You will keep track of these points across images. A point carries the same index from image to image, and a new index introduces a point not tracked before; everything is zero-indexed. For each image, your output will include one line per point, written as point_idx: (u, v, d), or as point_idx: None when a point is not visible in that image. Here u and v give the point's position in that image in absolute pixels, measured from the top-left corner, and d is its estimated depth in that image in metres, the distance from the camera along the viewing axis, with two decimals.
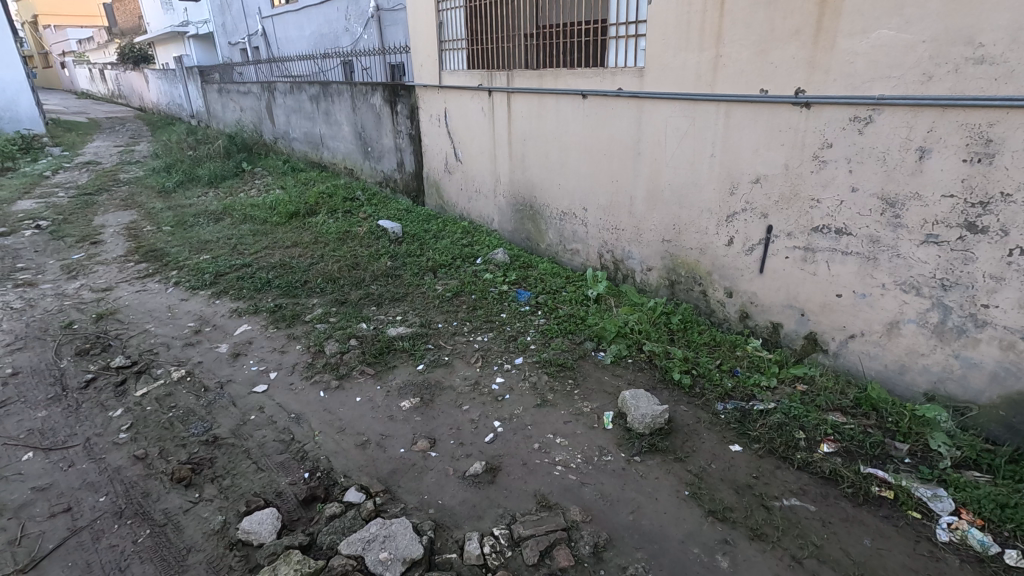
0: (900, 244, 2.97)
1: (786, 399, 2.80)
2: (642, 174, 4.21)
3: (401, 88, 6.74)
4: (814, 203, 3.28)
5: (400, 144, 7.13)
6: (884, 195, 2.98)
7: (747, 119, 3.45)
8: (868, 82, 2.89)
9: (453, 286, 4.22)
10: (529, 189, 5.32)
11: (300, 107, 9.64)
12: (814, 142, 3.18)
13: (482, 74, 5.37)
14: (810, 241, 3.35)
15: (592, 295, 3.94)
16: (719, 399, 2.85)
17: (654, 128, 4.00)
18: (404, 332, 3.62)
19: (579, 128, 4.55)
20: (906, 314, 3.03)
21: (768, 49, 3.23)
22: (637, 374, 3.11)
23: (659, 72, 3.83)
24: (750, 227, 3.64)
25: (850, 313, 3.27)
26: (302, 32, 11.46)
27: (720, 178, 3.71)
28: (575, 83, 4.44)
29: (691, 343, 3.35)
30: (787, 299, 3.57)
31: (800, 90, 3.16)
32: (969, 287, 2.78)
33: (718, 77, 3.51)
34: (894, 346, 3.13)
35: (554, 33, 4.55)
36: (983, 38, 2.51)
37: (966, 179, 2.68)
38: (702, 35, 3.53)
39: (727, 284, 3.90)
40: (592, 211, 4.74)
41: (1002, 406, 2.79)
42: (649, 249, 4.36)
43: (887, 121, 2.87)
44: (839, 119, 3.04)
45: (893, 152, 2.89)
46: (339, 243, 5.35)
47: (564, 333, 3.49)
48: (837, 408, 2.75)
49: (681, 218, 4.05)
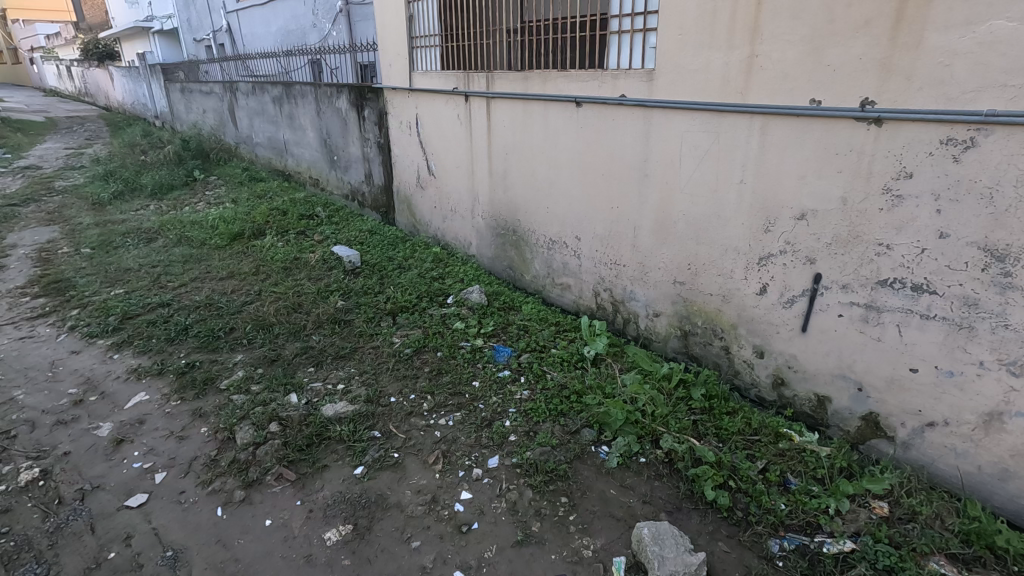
0: (1009, 312, 2.09)
1: (868, 536, 2.04)
2: (649, 201, 3.31)
3: (367, 91, 5.89)
4: (882, 248, 2.37)
5: (368, 153, 6.27)
6: (987, 245, 2.10)
7: (790, 137, 2.56)
8: (972, 92, 2.01)
9: (414, 340, 3.39)
10: (512, 212, 4.44)
11: (263, 109, 8.71)
12: (885, 170, 2.29)
13: (458, 77, 4.52)
14: (874, 297, 2.45)
15: (590, 355, 3.13)
16: (772, 534, 2.09)
17: (666, 145, 3.11)
18: (343, 412, 2.77)
19: (572, 141, 3.68)
20: (1016, 405, 2.14)
21: (823, 47, 2.35)
22: (653, 486, 2.33)
23: (673, 75, 2.96)
24: (791, 273, 2.71)
25: (930, 395, 2.36)
26: (269, 28, 10.53)
27: (753, 211, 2.80)
28: (567, 87, 3.58)
29: (721, 433, 2.55)
30: (840, 367, 2.64)
31: (868, 102, 2.27)
32: None
33: (752, 83, 2.63)
34: (992, 444, 2.23)
35: (541, 28, 3.69)
36: None
37: None
38: (732, 27, 2.65)
39: (758, 341, 2.96)
40: (587, 241, 3.83)
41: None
42: (656, 290, 3.43)
43: (999, 146, 1.99)
44: (924, 142, 2.16)
45: (1005, 188, 2.01)
46: (284, 276, 4.47)
47: (553, 417, 2.69)
48: (941, 551, 2.00)
49: (699, 257, 3.13)
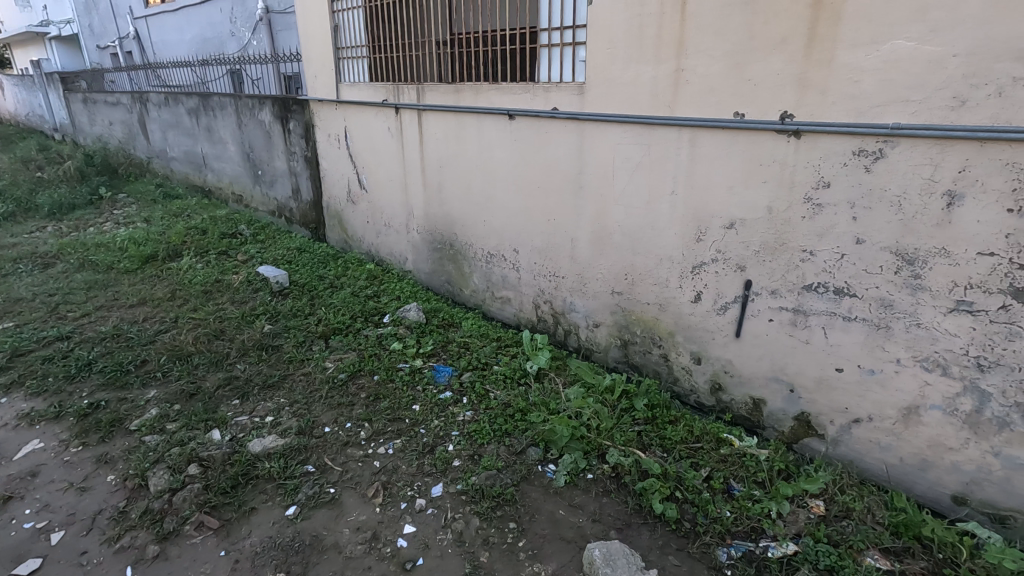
0: (921, 311, 2.20)
1: (808, 536, 2.09)
2: (585, 212, 3.31)
3: (292, 102, 5.64)
4: (806, 255, 2.47)
5: (295, 167, 5.99)
6: (898, 249, 2.21)
7: (718, 149, 2.62)
8: (879, 106, 2.13)
9: (349, 364, 3.22)
10: (449, 225, 4.34)
11: (178, 122, 8.15)
12: (806, 180, 2.39)
13: (387, 89, 4.39)
14: (800, 301, 2.53)
15: (533, 370, 3.08)
16: (719, 542, 2.11)
17: (600, 157, 3.13)
18: (273, 447, 2.58)
19: (507, 154, 3.65)
20: (930, 399, 2.25)
21: (745, 62, 2.43)
22: (602, 503, 2.30)
23: (603, 88, 2.99)
24: (723, 281, 2.78)
25: (855, 393, 2.46)
26: (182, 35, 9.93)
27: (685, 221, 2.85)
28: (500, 100, 3.55)
29: (665, 442, 2.56)
30: (772, 370, 2.71)
31: (787, 115, 2.37)
32: (1015, 370, 2.03)
33: (680, 96, 2.69)
34: (912, 436, 2.33)
35: (470, 40, 3.64)
36: None
37: (1013, 233, 1.95)
38: (658, 42, 2.70)
39: (695, 348, 3.00)
40: (525, 253, 3.79)
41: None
42: (596, 301, 3.43)
43: (905, 156, 2.11)
44: (839, 153, 2.27)
45: (912, 196, 2.13)
46: (204, 300, 4.15)
47: (498, 437, 2.63)
48: (875, 546, 2.07)
49: (636, 267, 3.16)
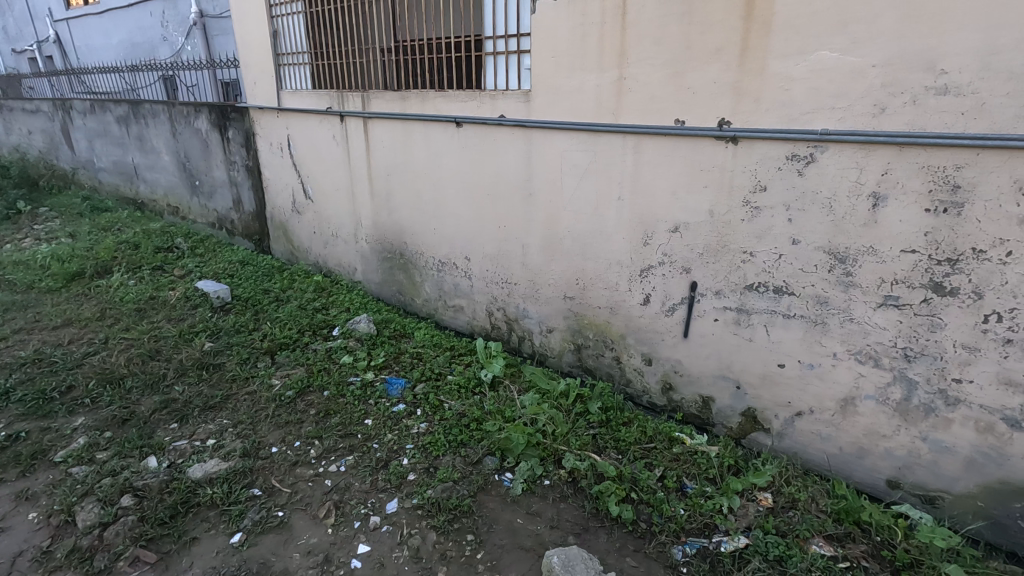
0: (853, 307, 2.32)
1: (758, 529, 2.16)
2: (536, 219, 3.33)
3: (230, 110, 5.43)
4: (746, 256, 2.56)
5: (235, 177, 5.76)
6: (831, 248, 2.32)
7: (661, 155, 2.69)
8: (809, 113, 2.24)
9: (296, 380, 3.11)
10: (398, 234, 4.26)
11: (105, 130, 7.70)
12: (744, 184, 2.48)
13: (331, 96, 4.29)
14: (743, 301, 2.62)
15: (487, 379, 3.06)
16: (675, 541, 2.14)
17: (548, 164, 3.15)
18: (215, 471, 2.45)
19: (456, 161, 3.62)
20: (864, 389, 2.37)
21: (683, 70, 2.51)
22: (559, 509, 2.30)
23: (549, 95, 3.02)
24: (670, 283, 2.85)
25: (796, 387, 2.56)
26: (108, 39, 9.41)
27: (632, 225, 2.91)
28: (447, 107, 3.53)
29: (620, 444, 2.60)
30: (719, 368, 2.79)
31: (724, 122, 2.45)
32: (938, 359, 2.17)
33: (623, 104, 2.75)
34: (849, 426, 2.45)
35: (415, 47, 3.60)
36: (946, 63, 1.93)
37: (930, 232, 2.08)
38: (601, 51, 2.75)
39: (646, 349, 3.05)
40: (477, 260, 3.77)
41: (982, 497, 2.18)
42: (548, 307, 3.44)
43: (833, 160, 2.23)
44: (773, 158, 2.37)
45: (841, 199, 2.25)
46: (138, 318, 3.92)
47: (453, 448, 2.59)
48: (820, 534, 2.16)
49: (586, 272, 3.19)
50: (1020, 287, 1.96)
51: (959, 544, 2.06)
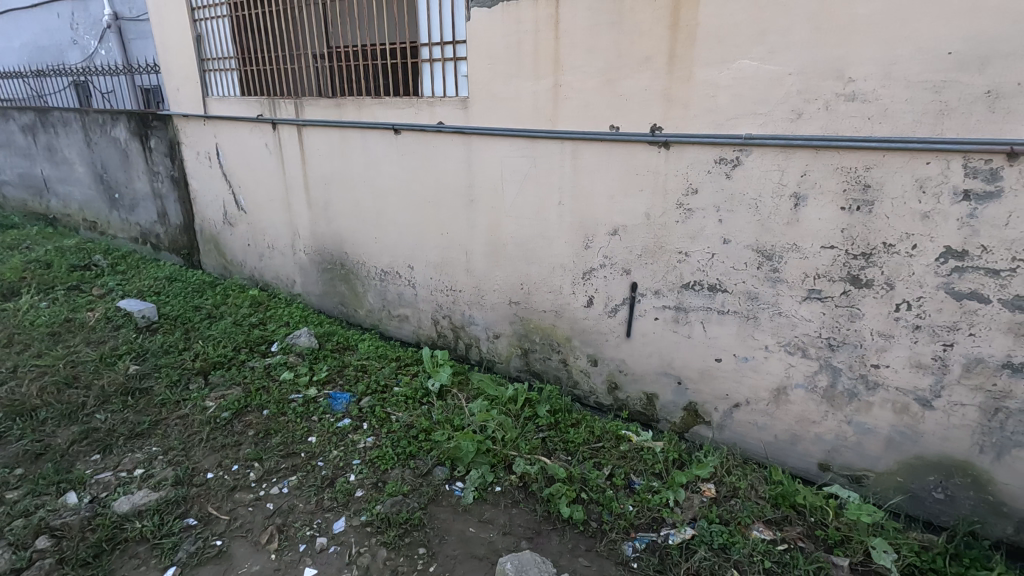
0: (780, 301, 2.45)
1: (703, 519, 2.24)
2: (478, 225, 3.33)
3: (152, 118, 5.14)
4: (682, 256, 2.66)
5: (159, 189, 5.44)
6: (758, 247, 2.45)
7: (598, 160, 2.76)
8: (733, 119, 2.36)
9: (233, 400, 2.96)
10: (338, 244, 4.15)
11: (8, 141, 7.10)
12: (677, 187, 2.57)
13: (262, 103, 4.14)
14: (681, 299, 2.72)
15: (435, 388, 3.02)
16: (625, 537, 2.19)
17: (488, 170, 3.16)
18: (145, 503, 2.30)
19: (395, 169, 3.57)
20: (795, 378, 2.51)
21: (616, 78, 2.58)
22: (511, 514, 2.30)
23: (487, 102, 3.03)
24: (612, 285, 2.91)
25: (733, 379, 2.68)
26: (9, 42, 8.69)
27: (573, 229, 2.96)
28: (384, 115, 3.48)
29: (569, 445, 2.63)
30: (661, 365, 2.88)
31: (656, 127, 2.54)
32: (857, 347, 2.32)
33: (560, 111, 2.79)
34: (782, 414, 2.58)
35: (348, 54, 3.53)
36: (853, 72, 2.08)
37: (846, 229, 2.23)
38: (536, 59, 2.79)
39: (591, 350, 3.11)
40: (420, 268, 3.72)
41: (901, 472, 2.34)
42: (494, 312, 3.44)
43: (757, 163, 2.35)
44: (703, 161, 2.48)
45: (765, 199, 2.38)
46: (52, 343, 3.63)
47: (402, 461, 2.54)
48: (760, 519, 2.26)
49: (530, 276, 3.22)
50: (926, 277, 2.12)
51: (882, 518, 2.21)
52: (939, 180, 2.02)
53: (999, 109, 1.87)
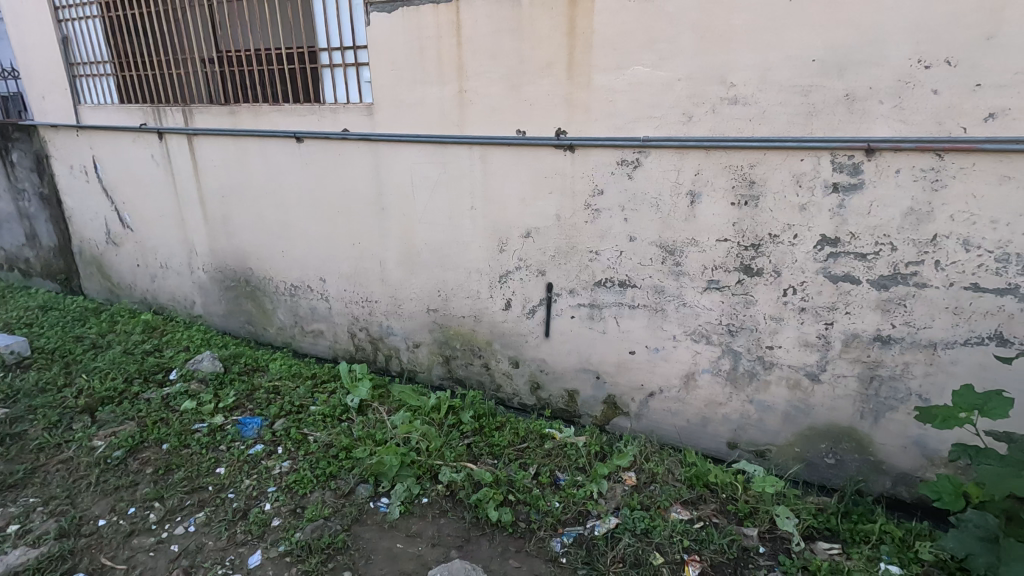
0: (684, 293, 2.60)
1: (625, 507, 2.32)
2: (391, 233, 3.25)
3: (12, 129, 4.58)
4: (592, 255, 2.75)
5: (25, 208, 4.86)
6: (662, 242, 2.58)
7: (507, 164, 2.79)
8: (631, 122, 2.47)
9: (126, 436, 2.70)
10: (240, 260, 3.90)
11: None
12: (584, 189, 2.66)
13: (145, 111, 3.82)
14: (594, 296, 2.81)
15: (354, 404, 2.91)
16: (553, 533, 2.22)
17: (398, 177, 3.11)
18: (23, 562, 2.07)
19: (300, 179, 3.42)
20: (702, 364, 2.66)
21: (519, 84, 2.63)
22: (440, 525, 2.27)
23: (392, 109, 2.98)
24: (528, 286, 2.96)
25: (647, 370, 2.80)
26: None
27: (487, 233, 2.97)
28: (284, 122, 3.32)
29: (494, 449, 2.63)
30: (580, 362, 2.96)
31: (561, 131, 2.62)
32: (754, 331, 2.51)
33: (467, 116, 2.80)
34: (693, 399, 2.74)
35: (240, 59, 3.34)
36: (734, 77, 2.25)
37: (737, 222, 2.41)
38: (440, 65, 2.79)
39: (512, 353, 3.13)
40: (332, 281, 3.57)
41: (798, 443, 2.56)
42: (412, 321, 3.38)
43: (655, 164, 2.49)
44: (606, 163, 2.58)
45: (665, 198, 2.51)
46: None
47: (322, 483, 2.43)
48: (678, 501, 2.37)
49: (447, 282, 3.19)
50: (806, 263, 2.34)
51: (784, 487, 2.40)
52: (812, 175, 2.23)
53: (856, 110, 2.10)
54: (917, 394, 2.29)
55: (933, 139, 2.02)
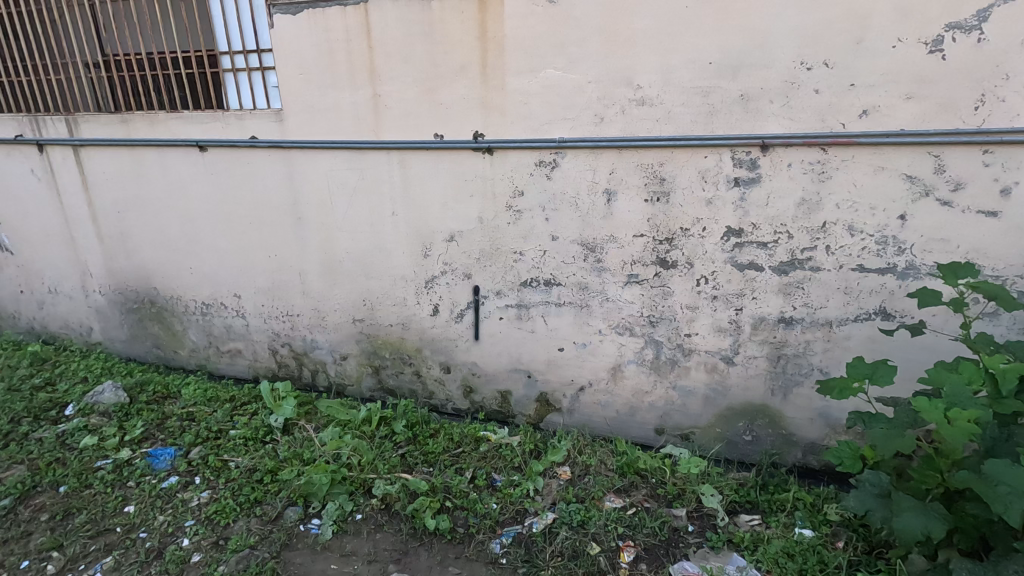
0: (607, 288, 2.68)
1: (561, 501, 2.36)
2: (309, 243, 3.13)
3: None
4: (517, 256, 2.77)
5: None
6: (583, 240, 2.65)
7: (426, 168, 2.77)
8: (546, 123, 2.52)
9: (15, 482, 2.43)
10: (143, 279, 3.61)
11: None
12: (504, 191, 2.68)
13: (19, 121, 3.43)
14: (521, 297, 2.84)
15: (278, 423, 2.77)
16: (492, 535, 2.22)
17: (313, 185, 3.00)
18: None
19: (205, 190, 3.21)
20: (627, 356, 2.76)
21: (434, 87, 2.61)
22: (375, 540, 2.21)
23: (303, 114, 2.87)
24: (455, 290, 2.94)
25: (576, 365, 2.87)
26: None
27: (410, 239, 2.93)
28: (184, 130, 3.12)
29: (429, 456, 2.60)
30: (511, 362, 2.97)
31: (479, 134, 2.63)
32: (673, 320, 2.63)
33: (382, 120, 2.75)
34: (621, 390, 2.83)
35: (130, 63, 3.10)
36: (640, 79, 2.35)
37: (651, 218, 2.52)
38: (351, 69, 2.72)
39: (443, 358, 3.10)
40: (248, 296, 3.39)
41: (719, 423, 2.70)
42: (337, 333, 3.27)
43: (571, 164, 2.55)
44: (524, 165, 2.61)
45: (583, 196, 2.58)
46: None
47: (246, 511, 2.30)
48: (611, 490, 2.45)
49: (372, 291, 3.11)
50: (716, 254, 2.48)
51: (708, 466, 2.53)
52: (716, 171, 2.37)
53: (751, 109, 2.26)
54: (819, 368, 2.49)
55: (817, 135, 2.20)
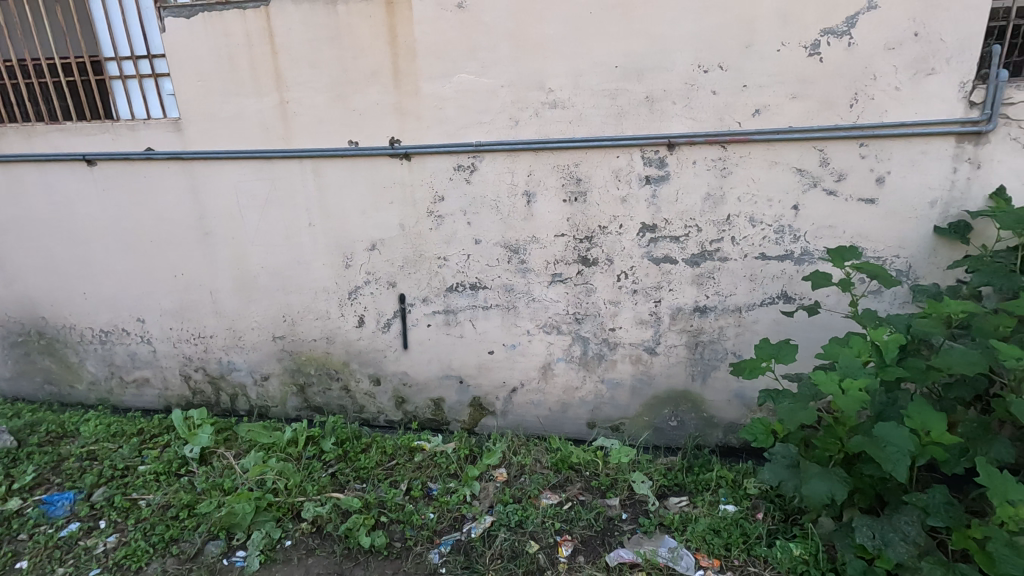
0: (532, 288, 2.72)
1: (499, 503, 2.37)
2: (219, 259, 2.95)
3: None
4: (441, 261, 2.75)
5: None
6: (506, 242, 2.67)
7: (342, 176, 2.69)
8: (463, 128, 2.52)
9: None
10: (27, 309, 3.25)
11: None
12: (424, 196, 2.66)
13: None
14: (447, 302, 2.82)
15: (194, 454, 2.59)
16: (430, 546, 2.19)
17: (220, 197, 2.83)
18: None
19: (97, 207, 2.95)
20: (556, 354, 2.81)
21: (345, 93, 2.54)
22: (307, 566, 2.12)
23: (205, 123, 2.71)
24: (380, 300, 2.88)
25: (507, 367, 2.88)
26: None
27: (330, 250, 2.83)
28: (67, 143, 2.85)
29: (361, 472, 2.52)
30: (442, 369, 2.94)
31: (394, 140, 2.59)
32: (597, 316, 2.71)
33: (291, 128, 2.64)
34: (552, 388, 2.87)
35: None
36: (552, 83, 2.40)
37: (571, 217, 2.58)
38: (254, 75, 2.59)
39: (371, 370, 3.02)
40: (153, 319, 3.14)
41: (646, 412, 2.81)
42: (256, 353, 3.10)
43: (490, 167, 2.56)
44: (443, 169, 2.60)
45: (503, 199, 2.60)
46: None
47: (161, 552, 2.14)
48: (547, 487, 2.48)
49: (291, 306, 2.98)
50: (633, 249, 2.58)
51: (638, 455, 2.62)
52: (628, 170, 2.47)
53: (656, 110, 2.37)
54: (732, 352, 2.64)
55: (718, 133, 2.35)
